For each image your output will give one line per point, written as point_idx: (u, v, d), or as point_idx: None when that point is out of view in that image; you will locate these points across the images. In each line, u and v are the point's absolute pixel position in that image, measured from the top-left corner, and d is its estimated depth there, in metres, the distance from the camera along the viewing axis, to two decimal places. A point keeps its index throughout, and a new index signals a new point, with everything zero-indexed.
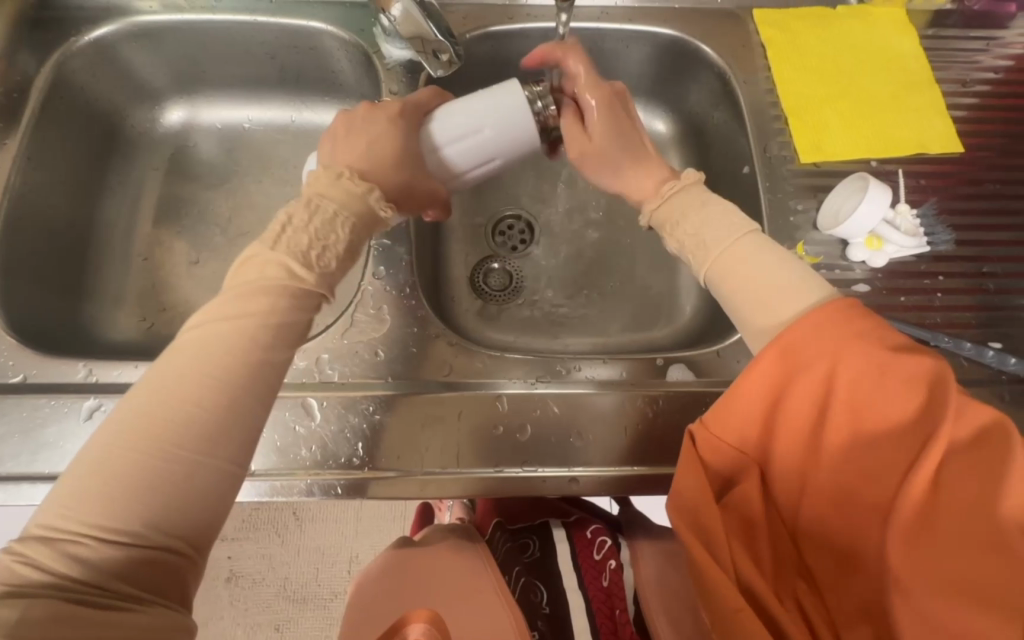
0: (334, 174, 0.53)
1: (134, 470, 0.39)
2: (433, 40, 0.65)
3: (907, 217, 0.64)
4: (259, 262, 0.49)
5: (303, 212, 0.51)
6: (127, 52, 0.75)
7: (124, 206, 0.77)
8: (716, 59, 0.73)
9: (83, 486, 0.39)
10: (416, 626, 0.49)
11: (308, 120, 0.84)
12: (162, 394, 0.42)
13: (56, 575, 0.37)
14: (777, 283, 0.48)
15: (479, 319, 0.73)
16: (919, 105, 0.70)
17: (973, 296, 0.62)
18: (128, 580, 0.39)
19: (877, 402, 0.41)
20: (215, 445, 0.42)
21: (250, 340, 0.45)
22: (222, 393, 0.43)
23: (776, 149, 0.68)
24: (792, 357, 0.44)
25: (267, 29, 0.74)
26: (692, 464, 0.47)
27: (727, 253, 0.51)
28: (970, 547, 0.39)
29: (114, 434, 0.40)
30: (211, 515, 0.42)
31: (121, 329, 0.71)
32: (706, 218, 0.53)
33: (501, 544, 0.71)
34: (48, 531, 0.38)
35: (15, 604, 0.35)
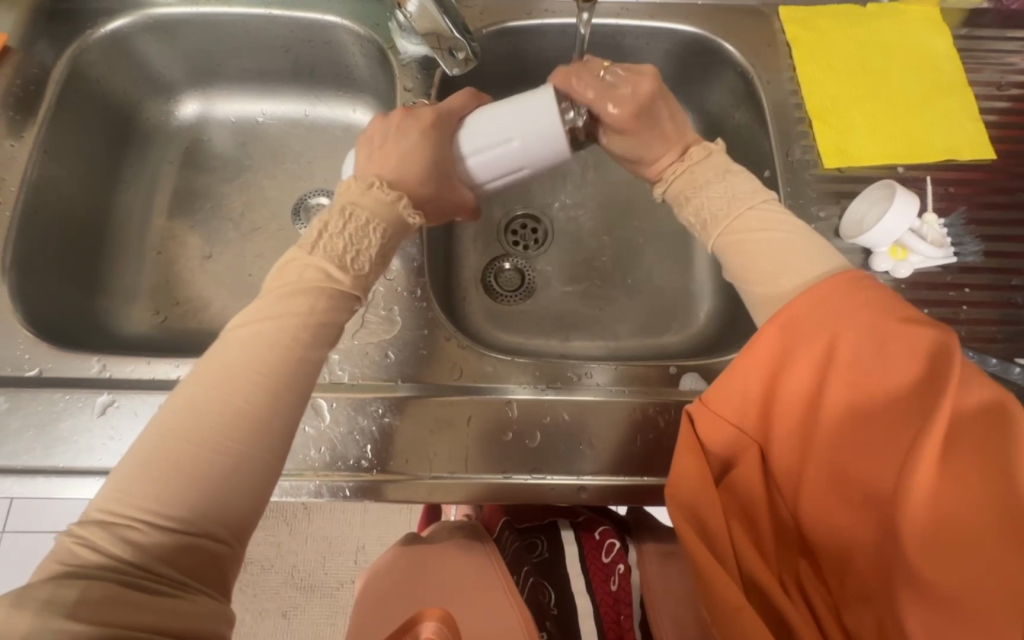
0: (363, 183, 0.53)
1: (185, 458, 0.41)
2: (450, 37, 0.64)
3: (934, 227, 0.62)
4: (297, 265, 0.50)
5: (337, 215, 0.51)
6: (143, 44, 0.75)
7: (138, 199, 0.78)
8: (739, 58, 0.71)
9: (137, 473, 0.40)
10: (427, 624, 0.49)
11: (322, 114, 0.83)
12: (210, 387, 0.43)
13: (110, 557, 0.38)
14: (780, 251, 0.50)
15: (489, 319, 0.73)
16: (950, 109, 0.68)
17: (999, 310, 0.60)
18: (177, 566, 0.39)
19: (872, 378, 0.41)
20: (262, 437, 0.43)
21: (290, 338, 0.46)
22: (269, 387, 0.44)
23: (799, 153, 0.66)
24: (787, 336, 0.44)
25: (282, 23, 0.74)
26: (691, 452, 0.46)
27: (738, 221, 0.54)
28: (980, 528, 0.37)
29: (166, 424, 0.42)
30: (254, 507, 0.43)
31: (135, 323, 0.71)
32: (717, 186, 0.56)
33: (508, 543, 0.71)
34: (105, 516, 0.39)
35: (75, 584, 0.36)
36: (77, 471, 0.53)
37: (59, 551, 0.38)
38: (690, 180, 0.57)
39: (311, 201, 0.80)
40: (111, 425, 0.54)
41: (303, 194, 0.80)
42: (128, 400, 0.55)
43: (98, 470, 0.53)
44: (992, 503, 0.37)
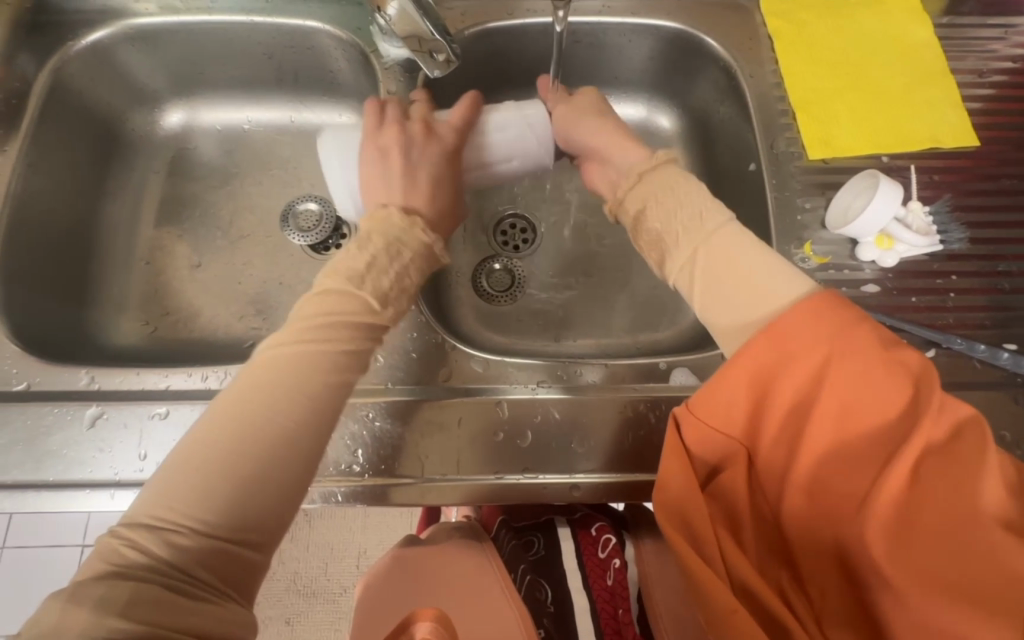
0: (406, 219, 0.53)
1: (231, 465, 0.41)
2: (430, 39, 0.64)
3: (919, 217, 0.62)
4: (339, 293, 0.49)
5: (382, 252, 0.51)
6: (125, 55, 0.75)
7: (125, 209, 0.77)
8: (721, 52, 0.71)
9: (179, 478, 0.40)
10: (421, 625, 0.49)
11: (307, 120, 0.83)
12: (257, 398, 0.44)
13: (155, 560, 0.38)
14: (751, 275, 0.48)
15: (480, 320, 0.72)
16: (933, 97, 0.68)
17: (986, 296, 0.61)
18: (216, 572, 0.40)
19: (861, 399, 0.40)
20: (302, 451, 0.43)
21: (335, 355, 0.47)
22: (312, 402, 0.45)
23: (783, 144, 0.66)
24: (775, 353, 0.43)
25: (263, 30, 0.73)
26: (680, 456, 0.46)
27: (708, 245, 0.50)
28: (954, 544, 0.38)
29: (215, 432, 0.42)
30: (284, 514, 0.43)
31: (125, 334, 0.71)
32: (685, 206, 0.53)
33: (506, 542, 0.70)
34: (154, 520, 0.39)
35: (125, 585, 0.37)
36: (67, 485, 0.53)
37: (104, 550, 0.39)
38: (656, 190, 0.54)
39: (299, 207, 0.80)
40: (100, 438, 0.54)
41: (290, 200, 0.80)
42: (117, 412, 0.55)
43: (88, 482, 0.53)
44: (965, 522, 0.39)
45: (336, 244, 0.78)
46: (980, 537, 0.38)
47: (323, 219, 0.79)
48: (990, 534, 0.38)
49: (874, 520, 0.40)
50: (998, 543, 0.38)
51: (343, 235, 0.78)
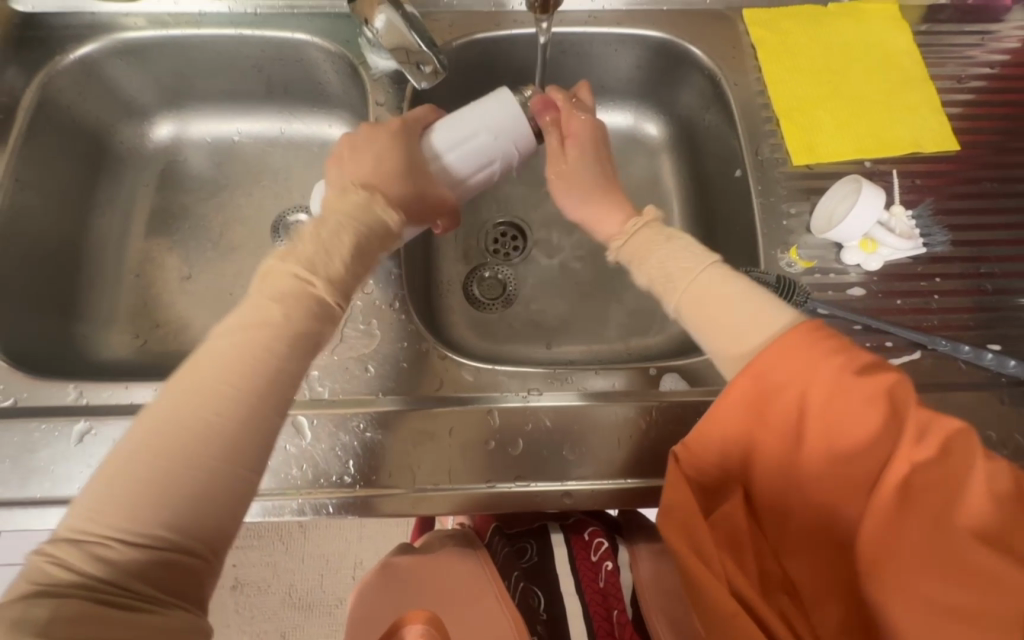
0: (365, 195, 0.54)
1: (158, 476, 0.40)
2: (418, 51, 0.65)
3: (902, 219, 0.62)
4: (281, 275, 0.49)
5: (326, 229, 0.52)
6: (113, 69, 0.75)
7: (114, 222, 0.77)
8: (706, 61, 0.72)
9: (111, 491, 0.40)
10: (414, 626, 0.49)
11: (297, 131, 0.83)
12: (179, 402, 0.42)
13: (80, 575, 0.38)
14: (735, 318, 0.48)
15: (472, 329, 0.73)
16: (913, 103, 0.69)
17: (970, 297, 0.61)
18: (150, 582, 0.39)
19: (847, 423, 0.41)
20: (232, 455, 0.42)
21: (263, 349, 0.45)
22: (238, 401, 0.43)
23: (768, 151, 0.67)
24: (762, 381, 0.43)
25: (252, 43, 0.74)
26: (679, 482, 0.47)
27: (690, 291, 0.50)
28: (948, 564, 0.39)
29: (135, 442, 0.41)
30: (229, 514, 0.42)
31: (114, 347, 0.71)
32: (670, 256, 0.53)
33: (499, 548, 0.69)
34: (76, 535, 0.39)
35: (46, 602, 0.35)
36: (55, 501, 0.52)
37: (30, 571, 0.38)
38: (643, 246, 0.55)
39: (290, 218, 0.80)
40: (89, 454, 0.54)
41: (281, 212, 0.80)
42: (106, 427, 0.55)
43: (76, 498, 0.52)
44: (958, 540, 0.39)
45: None
46: (974, 554, 0.38)
47: None
48: (983, 551, 0.38)
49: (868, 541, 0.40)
50: (989, 560, 0.38)
51: None
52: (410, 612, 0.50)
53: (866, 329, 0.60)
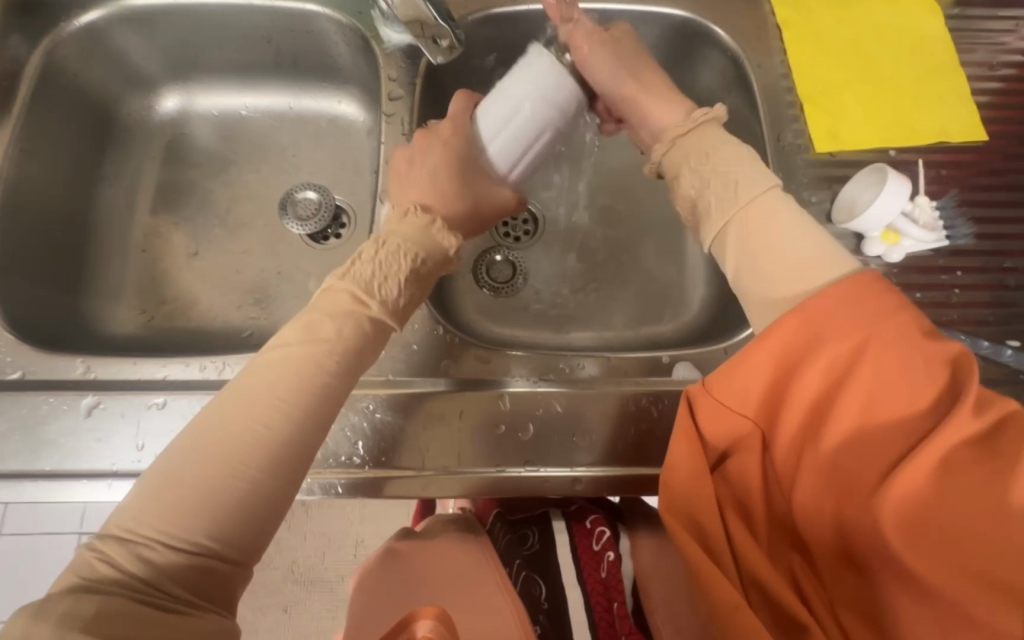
0: (424, 219, 0.55)
1: (203, 482, 0.41)
2: (433, 25, 0.63)
3: (926, 209, 0.61)
4: (335, 292, 0.51)
5: (372, 245, 0.53)
6: (119, 38, 0.73)
7: (120, 195, 0.76)
8: (728, 41, 0.69)
9: (157, 493, 0.41)
10: (423, 623, 0.47)
11: (307, 107, 0.81)
12: (234, 411, 0.44)
13: (122, 575, 0.39)
14: (787, 254, 0.47)
15: (481, 312, 0.72)
16: (942, 91, 0.67)
17: (991, 292, 0.60)
18: (185, 586, 0.40)
19: (892, 387, 0.40)
20: (278, 466, 0.44)
21: (314, 364, 0.46)
22: (290, 413, 0.45)
23: (790, 137, 0.65)
24: (808, 328, 0.43)
25: (261, 13, 0.72)
26: (694, 437, 0.46)
27: (744, 213, 0.51)
28: (984, 543, 0.38)
29: (183, 446, 0.43)
30: (265, 527, 0.43)
31: (121, 323, 0.70)
32: (723, 170, 0.53)
33: (500, 536, 0.70)
34: (124, 534, 0.40)
35: (90, 599, 0.36)
36: (63, 475, 0.52)
37: (79, 564, 0.39)
38: (694, 147, 0.55)
39: (298, 196, 0.79)
40: (97, 428, 0.53)
41: (289, 189, 0.79)
42: (113, 402, 0.54)
43: (83, 473, 0.52)
44: (995, 523, 0.38)
45: (335, 233, 0.77)
46: (1012, 538, 0.38)
47: (322, 208, 0.78)
48: (1017, 531, 0.38)
49: (894, 507, 0.39)
50: None
51: (343, 224, 0.78)
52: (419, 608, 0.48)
53: None
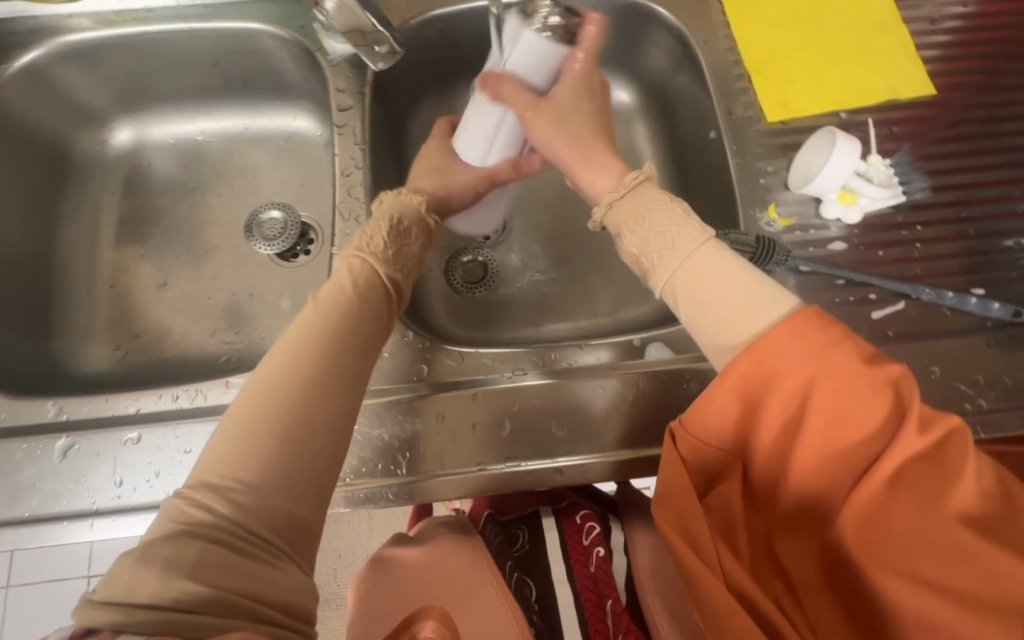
0: (414, 198, 0.59)
1: (276, 427, 0.43)
2: (372, 31, 0.64)
3: (880, 167, 0.61)
4: (356, 262, 0.54)
5: (381, 222, 0.57)
6: (63, 75, 0.72)
7: (82, 234, 0.75)
8: (671, 20, 0.70)
9: (233, 444, 0.43)
10: (427, 624, 0.50)
11: (262, 126, 0.81)
12: (288, 363, 0.46)
13: (218, 518, 0.40)
14: (728, 305, 0.47)
15: (455, 315, 0.72)
16: (887, 49, 0.67)
17: (953, 243, 0.61)
18: (273, 531, 0.41)
19: (847, 413, 0.40)
20: (336, 408, 0.46)
21: (351, 315, 0.50)
22: (337, 357, 0.48)
23: (741, 109, 0.65)
24: (763, 364, 0.42)
25: (203, 36, 0.71)
26: (677, 463, 0.47)
27: (684, 267, 0.50)
28: (944, 552, 0.39)
29: (247, 398, 0.45)
30: (333, 469, 0.45)
31: (96, 360, 0.70)
32: (664, 227, 0.52)
33: (492, 537, 0.71)
34: (216, 482, 0.42)
35: (193, 546, 0.38)
36: (45, 519, 0.52)
37: (171, 511, 0.41)
38: (632, 208, 0.54)
39: (262, 216, 0.78)
40: (74, 469, 0.53)
41: (253, 211, 0.79)
42: (89, 441, 0.54)
43: (64, 515, 0.52)
44: (952, 532, 0.39)
45: (303, 250, 0.77)
46: (968, 545, 0.39)
47: (288, 226, 0.78)
48: (973, 538, 0.39)
49: (856, 523, 0.41)
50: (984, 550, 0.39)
51: (310, 240, 0.78)
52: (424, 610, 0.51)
53: (848, 282, 0.59)
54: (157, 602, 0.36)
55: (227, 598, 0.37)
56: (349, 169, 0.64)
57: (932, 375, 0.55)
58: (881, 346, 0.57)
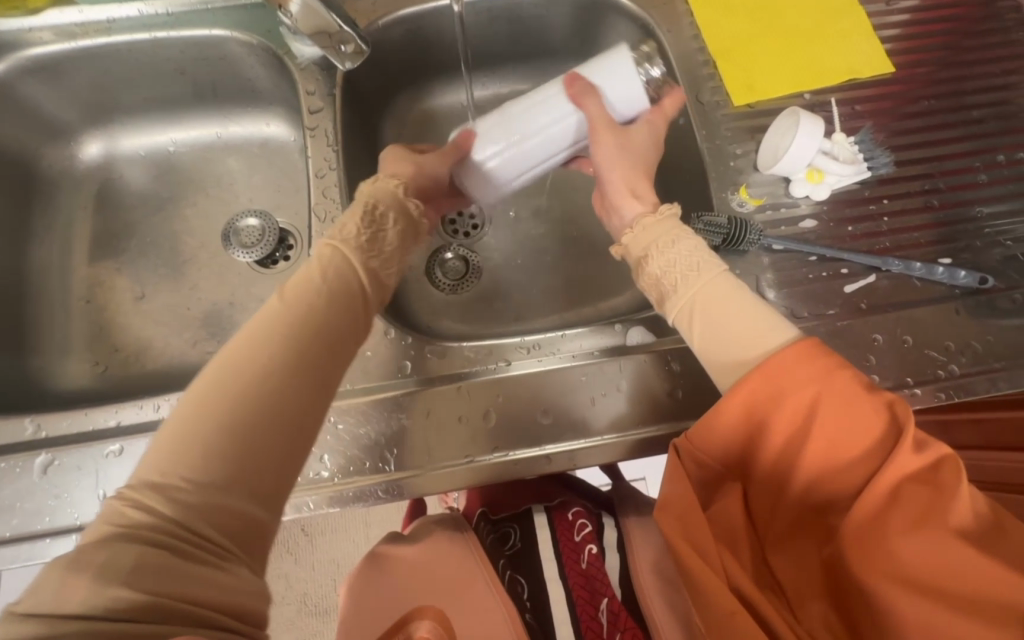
0: (392, 182, 0.59)
1: (227, 423, 0.42)
2: (338, 31, 0.63)
3: (844, 145, 0.62)
4: (329, 250, 0.53)
5: (361, 210, 0.56)
6: (27, 89, 0.71)
7: (54, 250, 0.74)
8: (636, 10, 0.71)
9: (180, 440, 0.41)
10: (423, 623, 0.55)
11: (234, 134, 0.81)
12: (244, 355, 0.45)
13: (158, 518, 0.38)
14: (743, 326, 0.48)
15: (438, 311, 0.72)
16: (845, 30, 0.69)
17: (919, 215, 0.62)
18: (219, 531, 0.40)
19: (846, 430, 0.41)
20: (291, 403, 0.44)
21: (311, 308, 0.49)
22: (292, 352, 0.46)
23: (708, 95, 0.67)
24: (768, 379, 0.43)
25: (169, 45, 0.71)
26: (680, 474, 0.46)
27: (698, 294, 0.51)
28: (944, 566, 0.39)
29: (199, 391, 0.43)
30: (288, 467, 0.44)
31: (74, 376, 0.69)
32: (686, 252, 0.54)
33: (484, 535, 0.71)
34: (159, 479, 0.40)
35: (130, 548, 0.36)
36: (27, 536, 0.51)
37: (110, 514, 0.39)
38: (654, 234, 0.56)
39: (239, 224, 0.78)
40: (55, 484, 0.52)
41: (230, 219, 0.78)
42: (69, 456, 0.53)
43: (47, 532, 0.51)
44: (952, 547, 0.39)
45: (283, 256, 0.77)
46: (965, 559, 0.39)
47: (266, 232, 0.77)
48: (974, 550, 0.39)
49: (857, 533, 0.41)
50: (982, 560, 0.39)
51: (289, 245, 0.77)
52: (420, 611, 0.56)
53: (821, 258, 0.60)
54: (83, 610, 0.34)
55: (157, 603, 0.35)
56: (323, 170, 0.64)
57: (906, 343, 0.57)
58: (855, 318, 0.58)
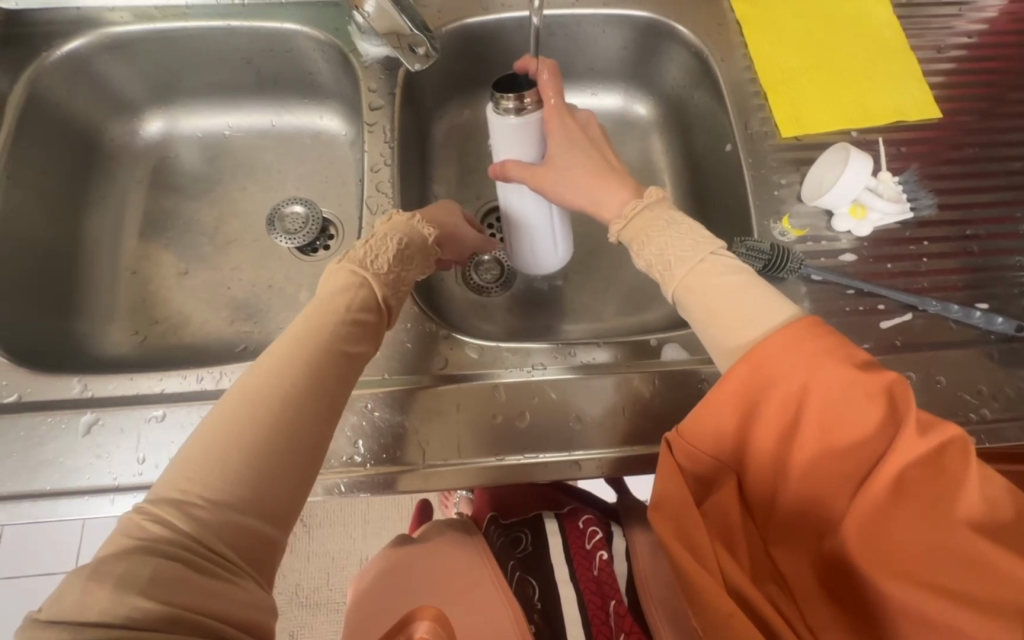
0: (412, 216, 0.60)
1: (242, 438, 0.43)
2: (409, 34, 0.66)
3: (890, 185, 0.64)
4: (345, 274, 0.54)
5: (386, 239, 0.57)
6: (101, 65, 0.74)
7: (107, 220, 0.77)
8: (692, 39, 0.73)
9: (201, 454, 0.42)
10: (422, 624, 0.52)
11: (289, 124, 0.83)
12: (266, 376, 0.46)
13: (175, 533, 0.39)
14: (735, 307, 0.48)
15: (473, 312, 0.73)
16: (896, 73, 0.71)
17: (958, 259, 0.63)
18: (233, 548, 0.40)
19: (841, 422, 0.41)
20: (307, 424, 0.46)
21: (327, 331, 0.50)
22: (310, 373, 0.47)
23: (757, 124, 0.68)
24: (761, 370, 0.43)
25: (240, 34, 0.74)
26: (672, 470, 0.48)
27: (688, 278, 0.51)
28: (943, 555, 0.39)
29: (221, 410, 0.44)
30: (301, 483, 0.45)
31: (114, 343, 0.70)
32: (678, 235, 0.53)
33: (495, 538, 0.73)
34: (178, 495, 0.41)
35: (149, 561, 0.37)
36: (66, 492, 0.52)
37: (125, 526, 0.40)
38: (647, 225, 0.55)
39: (285, 210, 0.80)
40: (97, 444, 0.54)
41: (277, 204, 0.80)
42: (112, 418, 0.55)
43: (85, 489, 0.52)
44: (952, 536, 0.39)
45: (323, 245, 0.79)
46: (966, 547, 0.39)
47: (310, 220, 0.79)
48: (976, 543, 0.39)
49: (855, 525, 0.41)
50: (988, 552, 0.39)
51: (330, 235, 0.79)
52: (418, 609, 0.53)
53: (858, 292, 0.61)
54: (105, 620, 0.34)
55: (177, 616, 0.36)
56: (378, 165, 0.66)
57: (938, 384, 0.57)
58: (889, 354, 0.59)
